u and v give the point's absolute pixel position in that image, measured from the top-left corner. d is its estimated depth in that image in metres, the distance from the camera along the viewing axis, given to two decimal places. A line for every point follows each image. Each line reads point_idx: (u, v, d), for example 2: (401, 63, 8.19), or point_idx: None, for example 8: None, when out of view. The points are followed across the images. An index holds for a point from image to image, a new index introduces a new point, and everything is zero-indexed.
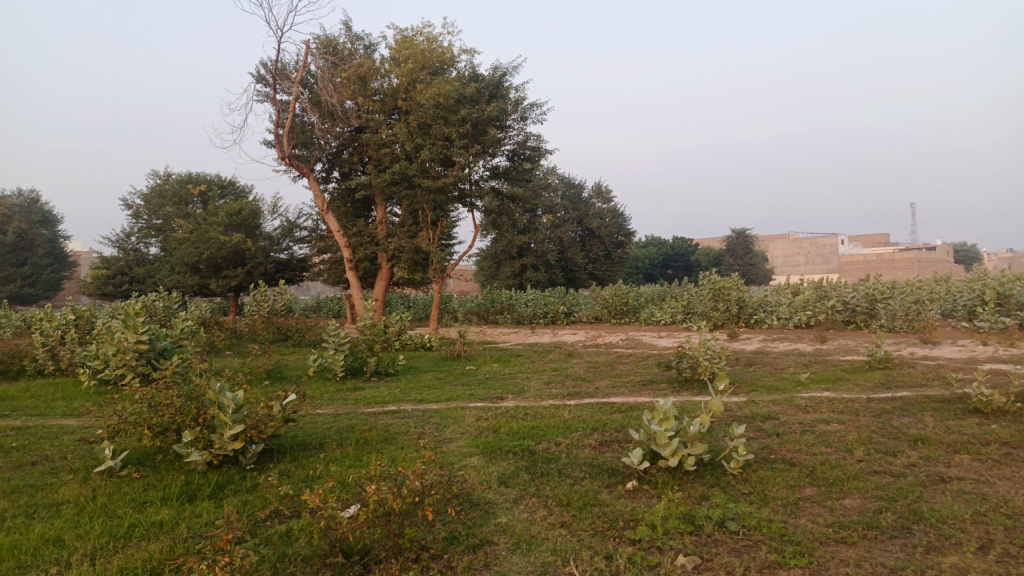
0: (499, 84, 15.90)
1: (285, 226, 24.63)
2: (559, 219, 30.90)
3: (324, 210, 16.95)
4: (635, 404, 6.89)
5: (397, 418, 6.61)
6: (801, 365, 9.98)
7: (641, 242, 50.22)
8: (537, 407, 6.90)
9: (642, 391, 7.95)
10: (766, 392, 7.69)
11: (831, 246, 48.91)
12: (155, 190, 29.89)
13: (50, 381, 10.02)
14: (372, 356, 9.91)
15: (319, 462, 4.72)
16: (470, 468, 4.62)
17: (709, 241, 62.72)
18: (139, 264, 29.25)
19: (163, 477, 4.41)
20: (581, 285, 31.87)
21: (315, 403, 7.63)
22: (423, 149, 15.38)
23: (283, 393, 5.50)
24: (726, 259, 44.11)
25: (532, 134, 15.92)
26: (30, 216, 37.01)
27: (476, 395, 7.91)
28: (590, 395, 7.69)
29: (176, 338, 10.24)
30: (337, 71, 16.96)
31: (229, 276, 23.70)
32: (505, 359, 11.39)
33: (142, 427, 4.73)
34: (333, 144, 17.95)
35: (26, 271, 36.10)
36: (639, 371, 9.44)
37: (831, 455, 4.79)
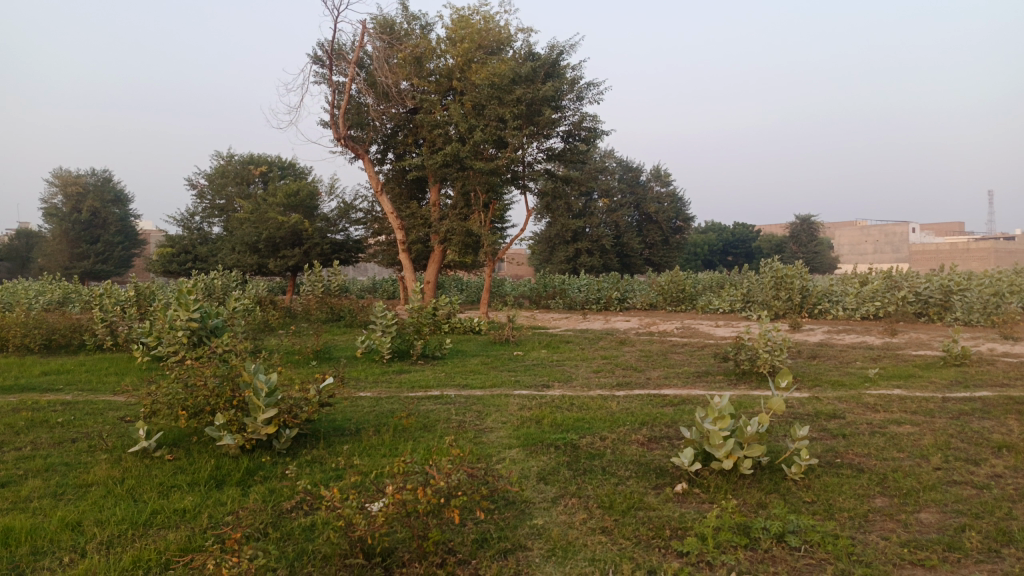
0: (556, 63, 15.45)
1: (342, 207, 24.80)
2: (615, 203, 30.35)
3: (378, 192, 16.92)
4: (688, 398, 6.52)
5: (439, 404, 6.42)
6: (869, 360, 9.41)
7: (701, 227, 49.06)
8: (583, 397, 6.61)
9: (696, 383, 7.57)
10: (830, 388, 7.21)
11: (902, 235, 46.81)
12: (218, 170, 30.55)
13: (107, 356, 10.22)
14: (419, 339, 9.76)
15: (353, 450, 4.54)
16: (508, 463, 4.37)
17: (772, 227, 60.87)
18: (203, 243, 30.02)
19: (195, 460, 4.31)
20: (636, 270, 31.31)
21: (353, 386, 7.49)
22: (477, 130, 15.12)
23: (321, 376, 5.35)
24: (790, 246, 42.70)
25: (588, 115, 15.43)
26: (103, 195, 38.39)
27: (522, 382, 7.67)
28: (641, 386, 7.36)
29: (227, 316, 10.30)
30: (394, 51, 16.82)
31: (286, 256, 24.05)
32: (554, 345, 11.12)
33: (177, 408, 4.65)
34: (389, 125, 17.89)
35: (99, 248, 37.53)
36: (694, 362, 9.03)
37: (904, 462, 4.35)
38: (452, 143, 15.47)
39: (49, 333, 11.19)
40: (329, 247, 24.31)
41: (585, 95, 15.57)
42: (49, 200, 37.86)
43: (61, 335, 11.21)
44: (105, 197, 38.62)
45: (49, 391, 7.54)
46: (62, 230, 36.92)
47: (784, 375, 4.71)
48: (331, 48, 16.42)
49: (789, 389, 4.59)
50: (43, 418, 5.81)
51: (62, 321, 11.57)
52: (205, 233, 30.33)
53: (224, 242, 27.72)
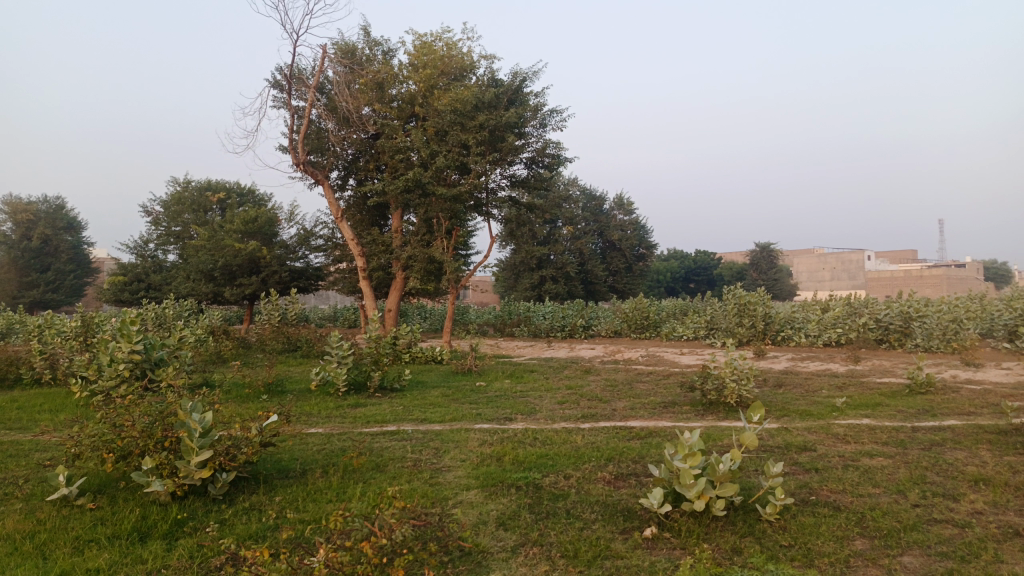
0: (519, 90, 15.37)
1: (301, 234, 24.29)
2: (579, 231, 30.37)
3: (338, 218, 16.56)
4: (656, 430, 6.28)
5: (394, 441, 6.08)
6: (835, 388, 9.31)
7: (663, 254, 49.46)
8: (547, 431, 6.33)
9: (662, 414, 7.35)
10: (798, 417, 7.05)
11: (858, 262, 47.77)
12: (174, 197, 29.82)
13: (43, 391, 9.63)
14: (377, 370, 9.39)
15: (297, 495, 4.19)
16: (465, 506, 4.05)
17: (733, 254, 61.70)
18: (157, 271, 29.16)
19: (119, 509, 3.91)
20: (601, 298, 31.27)
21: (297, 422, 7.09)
22: (439, 156, 14.91)
23: (265, 413, 4.98)
24: (750, 274, 43.23)
25: (551, 142, 15.32)
26: (55, 222, 37.21)
27: (483, 415, 7.35)
28: (606, 418, 7.10)
29: (175, 347, 9.82)
30: (355, 77, 16.62)
31: (243, 284, 23.43)
32: (518, 375, 10.83)
33: (103, 450, 4.25)
34: (349, 151, 17.60)
35: (49, 277, 36.24)
36: (660, 391, 8.83)
37: (881, 499, 4.15)
38: (414, 168, 15.28)
39: None
40: (288, 275, 23.74)
41: (548, 122, 15.50)
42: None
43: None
44: (56, 225, 37.44)
45: None
46: (9, 258, 35.60)
47: (756, 410, 4.52)
48: (290, 72, 16.14)
49: (761, 425, 4.39)
50: None
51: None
52: (160, 261, 29.49)
53: (179, 270, 26.92)
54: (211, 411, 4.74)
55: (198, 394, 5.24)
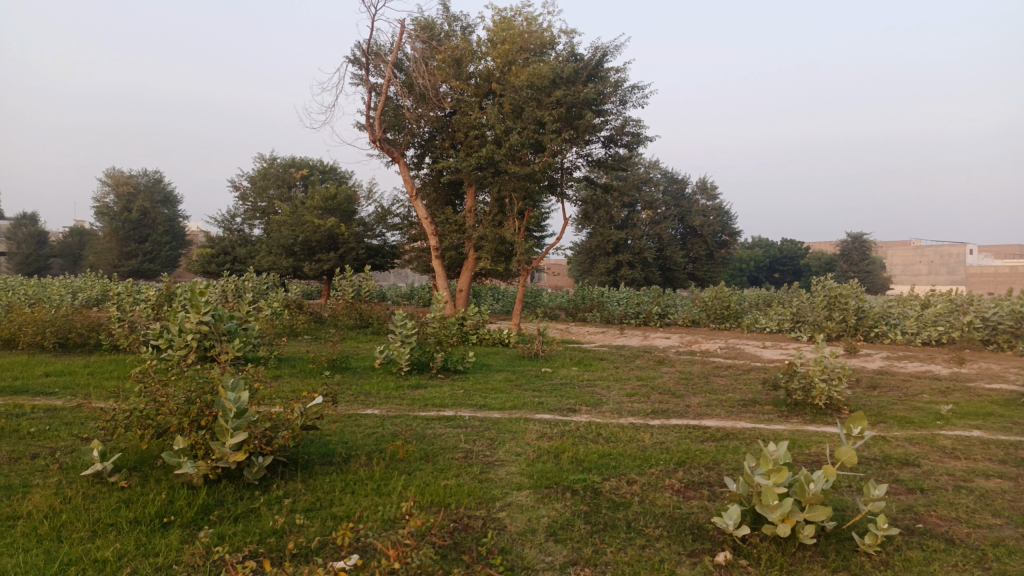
0: (600, 66, 14.72)
1: (379, 212, 24.38)
2: (659, 215, 29.37)
3: (412, 196, 16.39)
4: (734, 433, 5.71)
5: (448, 428, 5.73)
6: (937, 392, 8.43)
7: (747, 241, 47.62)
8: (613, 426, 5.85)
9: (741, 414, 6.73)
10: (897, 425, 6.32)
11: (959, 256, 44.65)
12: (261, 173, 30.55)
13: (117, 358, 9.79)
14: (440, 351, 9.09)
15: (333, 485, 3.89)
16: (513, 510, 3.65)
17: (822, 244, 58.91)
18: (243, 244, 30.01)
19: (148, 491, 3.70)
20: (679, 285, 30.24)
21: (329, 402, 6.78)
22: (513, 133, 14.48)
23: (309, 395, 4.70)
24: (840, 265, 41.06)
25: (631, 119, 14.58)
26: (154, 195, 38.84)
27: (546, 404, 6.93)
28: (678, 415, 6.54)
29: (244, 319, 9.81)
30: (434, 54, 16.35)
31: (322, 260, 23.72)
32: (587, 362, 10.35)
33: (141, 426, 4.06)
34: (426, 129, 17.39)
35: (147, 247, 37.98)
36: (739, 388, 8.19)
37: (1003, 533, 3.50)
38: (488, 146, 15.08)
39: (66, 330, 10.83)
40: (364, 252, 23.91)
41: (629, 99, 14.78)
42: (102, 199, 38.57)
43: (77, 334, 10.85)
44: (154, 198, 39.04)
45: (42, 394, 7.05)
46: (112, 229, 37.47)
47: (857, 421, 3.92)
48: (369, 48, 16.01)
49: (864, 438, 3.80)
50: (16, 425, 5.28)
51: (81, 318, 11.24)
52: (246, 235, 30.33)
53: (262, 244, 27.59)
54: (254, 390, 4.49)
55: (245, 370, 5.06)
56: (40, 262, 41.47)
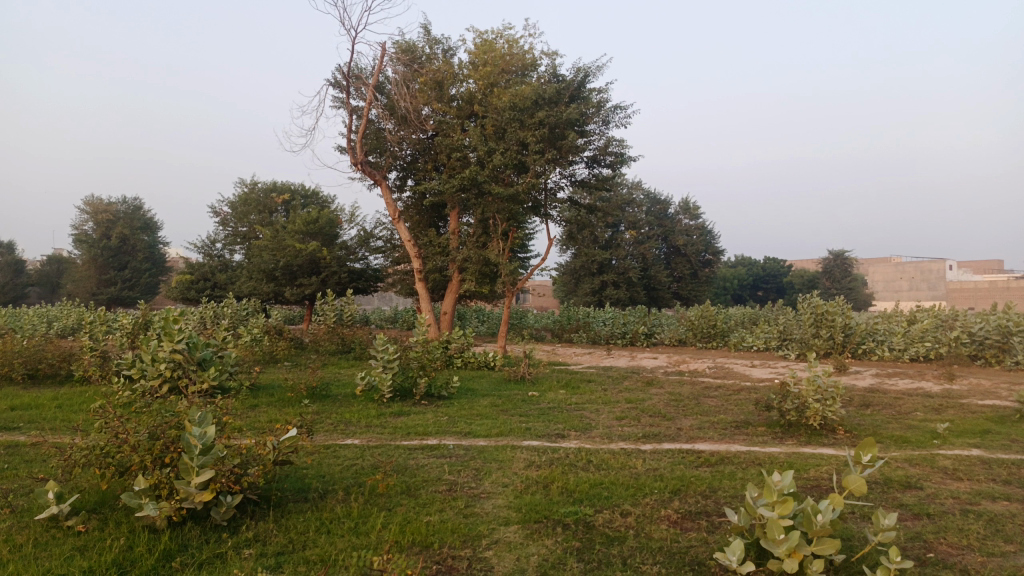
0: (582, 86, 14.68)
1: (361, 235, 24.15)
2: (643, 235, 29.36)
3: (395, 219, 16.18)
4: (729, 457, 5.51)
5: (432, 458, 5.47)
6: (931, 410, 8.29)
7: (730, 260, 47.79)
8: (603, 453, 5.63)
9: (734, 436, 6.53)
10: (895, 446, 6.15)
11: (939, 272, 45.05)
12: (242, 198, 30.26)
13: (88, 389, 9.44)
14: (424, 376, 8.84)
15: (307, 525, 3.64)
16: (501, 549, 3.41)
17: (804, 262, 59.32)
18: (223, 270, 29.60)
19: (106, 535, 3.43)
20: (664, 304, 30.16)
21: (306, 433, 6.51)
22: (496, 153, 14.36)
23: (283, 427, 4.44)
24: (823, 283, 41.26)
25: (614, 139, 14.52)
26: (133, 222, 38.32)
27: (534, 430, 6.69)
28: (670, 439, 6.32)
29: (220, 346, 9.51)
30: (415, 76, 16.24)
31: (304, 285, 23.38)
32: (574, 385, 10.13)
33: (100, 464, 3.79)
34: (408, 151, 17.23)
35: (126, 274, 37.41)
36: (731, 409, 8.01)
37: (1018, 561, 3.32)
38: (470, 167, 14.91)
39: (35, 361, 10.46)
40: (346, 276, 23.62)
41: (612, 118, 14.74)
42: (80, 227, 38.01)
43: (47, 364, 10.48)
44: (134, 225, 38.55)
45: (5, 430, 6.71)
46: (90, 256, 36.88)
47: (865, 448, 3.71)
48: (349, 71, 15.87)
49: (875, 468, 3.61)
50: None
51: (51, 348, 10.88)
52: (226, 260, 29.94)
53: (243, 269, 27.22)
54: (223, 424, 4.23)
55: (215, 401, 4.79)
56: (17, 291, 40.73)
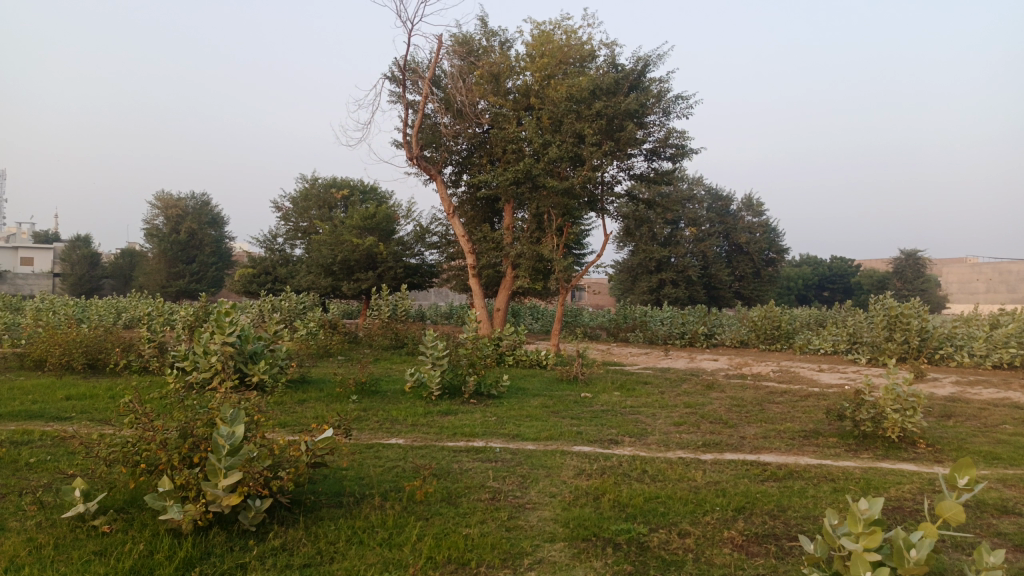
0: (642, 77, 14.19)
1: (417, 231, 24.14)
2: (703, 232, 28.54)
3: (449, 214, 16.00)
4: (798, 471, 5.08)
5: (477, 462, 5.20)
6: (1021, 422, 7.62)
7: (794, 259, 46.22)
8: (660, 462, 5.25)
9: (803, 448, 6.05)
10: (984, 463, 5.59)
11: (1019, 273, 42.60)
12: (302, 193, 30.71)
13: (144, 380, 9.51)
14: (473, 374, 8.58)
15: (336, 534, 3.40)
16: (545, 569, 3.11)
17: (873, 261, 56.99)
18: (284, 264, 30.11)
19: (127, 539, 3.26)
20: (725, 304, 29.28)
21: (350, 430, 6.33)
22: (552, 146, 14.01)
23: (321, 428, 4.23)
24: (894, 284, 39.45)
25: (675, 131, 13.99)
26: (201, 217, 39.43)
27: (586, 434, 6.36)
28: (732, 448, 5.88)
29: (272, 340, 9.48)
30: (471, 69, 16.01)
31: (360, 279, 23.52)
32: (630, 386, 9.73)
33: (128, 462, 3.63)
34: (463, 145, 17.03)
35: (194, 268, 38.51)
36: (798, 417, 7.50)
37: None
38: (525, 160, 14.58)
39: (97, 351, 10.65)
40: (402, 271, 23.64)
41: (673, 109, 14.20)
42: (151, 221, 39.29)
43: (107, 354, 10.66)
44: (202, 220, 39.64)
45: (57, 419, 6.74)
46: (160, 250, 38.10)
47: (962, 469, 2.94)
48: (405, 65, 15.74)
49: (971, 495, 2.86)
50: (15, 454, 4.93)
51: (112, 337, 11.07)
52: (287, 254, 30.43)
53: (303, 263, 27.58)
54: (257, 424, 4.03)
55: (253, 397, 4.63)
56: (93, 282, 42.46)
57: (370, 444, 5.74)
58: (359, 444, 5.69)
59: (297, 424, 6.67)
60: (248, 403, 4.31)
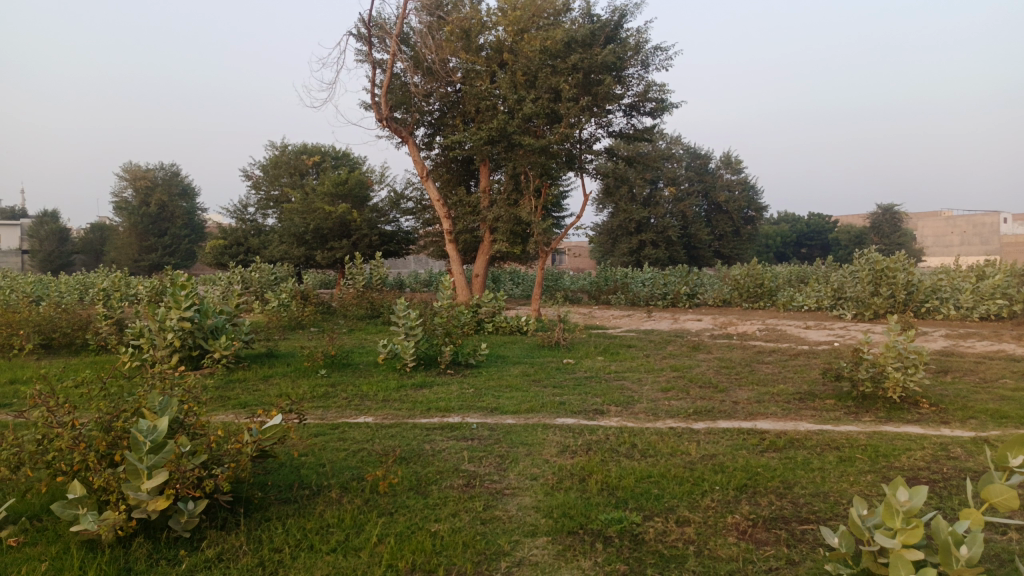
0: (619, 27, 13.55)
1: (392, 197, 23.42)
2: (683, 192, 28.07)
3: (423, 178, 15.34)
4: (800, 440, 4.70)
5: (452, 441, 4.75)
6: (1019, 376, 7.32)
7: (773, 216, 46.04)
8: (651, 434, 4.84)
9: (801, 412, 5.66)
10: (992, 424, 5.26)
11: (992, 225, 42.76)
12: (273, 160, 29.72)
13: (98, 359, 8.92)
14: (448, 344, 8.09)
15: (282, 540, 2.94)
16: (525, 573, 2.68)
17: (850, 217, 57.06)
18: (256, 234, 29.27)
19: (33, 558, 2.78)
20: (705, 263, 29.01)
21: (315, 410, 5.85)
22: (527, 101, 13.37)
23: (270, 415, 3.74)
24: (871, 238, 39.40)
25: (654, 83, 13.40)
26: (172, 189, 38.27)
27: (569, 404, 5.92)
28: (726, 416, 5.47)
29: (234, 313, 8.92)
30: (441, 25, 15.20)
31: (335, 248, 22.91)
32: (614, 350, 9.33)
33: (39, 464, 3.13)
34: (436, 105, 16.29)
35: (166, 241, 37.48)
36: (791, 378, 7.14)
37: None
38: (499, 117, 13.93)
39: (49, 331, 10.02)
40: (377, 238, 22.99)
41: (653, 62, 13.60)
42: (119, 194, 38.02)
43: (61, 334, 10.04)
44: (172, 191, 38.48)
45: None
46: (131, 223, 37.02)
47: (1016, 446, 2.48)
48: (370, 21, 14.90)
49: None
50: None
51: (66, 314, 10.43)
52: (259, 224, 29.58)
53: (274, 233, 26.77)
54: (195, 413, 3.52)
55: (195, 381, 4.13)
56: (63, 259, 41.29)
57: (334, 425, 5.28)
58: (322, 426, 5.22)
59: (258, 405, 6.17)
60: (186, 389, 3.81)
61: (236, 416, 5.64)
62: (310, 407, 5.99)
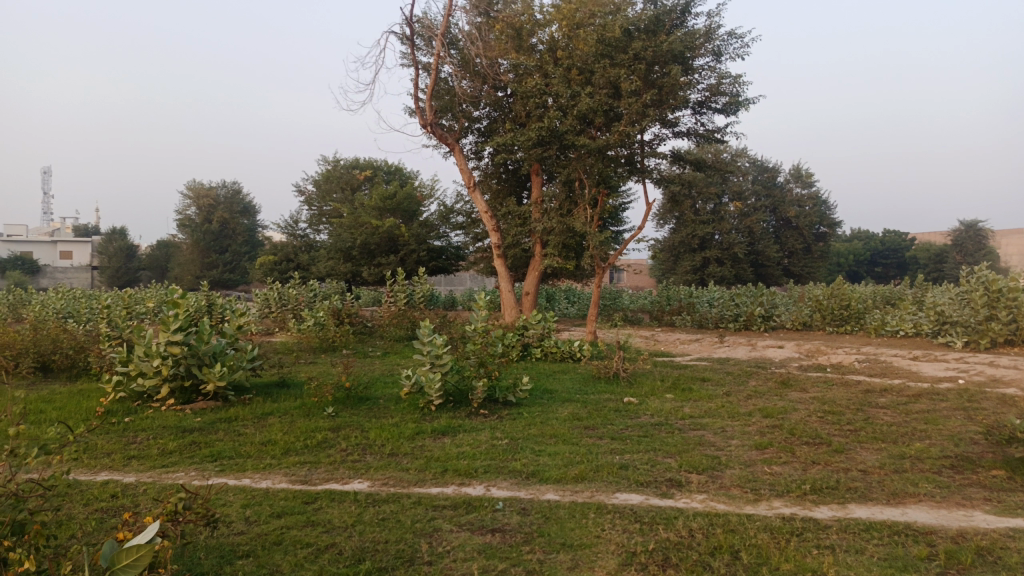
0: (686, 13, 12.07)
1: (442, 211, 22.22)
2: (749, 207, 26.09)
3: (469, 187, 13.99)
4: (993, 552, 3.04)
5: (464, 535, 3.27)
6: None
7: (843, 234, 43.37)
8: (758, 531, 3.26)
9: (968, 493, 3.96)
10: None
11: None
12: (325, 175, 29.01)
13: (90, 387, 7.74)
14: (482, 379, 6.58)
15: None
16: None
17: (926, 232, 53.40)
18: (306, 250, 28.51)
19: None
20: (774, 282, 26.86)
21: (299, 473, 4.43)
22: (582, 97, 11.88)
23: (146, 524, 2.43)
24: (953, 256, 36.34)
25: (727, 75, 11.78)
26: (234, 206, 38.19)
27: (636, 471, 4.35)
28: (860, 498, 3.83)
29: (237, 336, 7.62)
30: (491, 24, 13.82)
31: (382, 263, 21.88)
32: (686, 386, 7.67)
33: None
34: (484, 110, 14.91)
35: (226, 257, 37.30)
36: (925, 435, 5.38)
37: None
38: (552, 117, 12.46)
39: (47, 352, 8.93)
40: (426, 254, 21.79)
41: (726, 51, 12.05)
42: (183, 211, 38.05)
43: (62, 356, 8.96)
44: (234, 209, 38.40)
45: None
46: (193, 240, 37.00)
47: None
48: (414, 20, 13.66)
49: None
50: None
51: (70, 334, 9.39)
52: (310, 240, 28.82)
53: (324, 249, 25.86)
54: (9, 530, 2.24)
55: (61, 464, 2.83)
56: (129, 275, 41.64)
57: (311, 497, 3.87)
58: (291, 501, 3.80)
59: (232, 458, 4.83)
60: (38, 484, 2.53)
61: (193, 481, 4.25)
62: (293, 465, 4.61)
